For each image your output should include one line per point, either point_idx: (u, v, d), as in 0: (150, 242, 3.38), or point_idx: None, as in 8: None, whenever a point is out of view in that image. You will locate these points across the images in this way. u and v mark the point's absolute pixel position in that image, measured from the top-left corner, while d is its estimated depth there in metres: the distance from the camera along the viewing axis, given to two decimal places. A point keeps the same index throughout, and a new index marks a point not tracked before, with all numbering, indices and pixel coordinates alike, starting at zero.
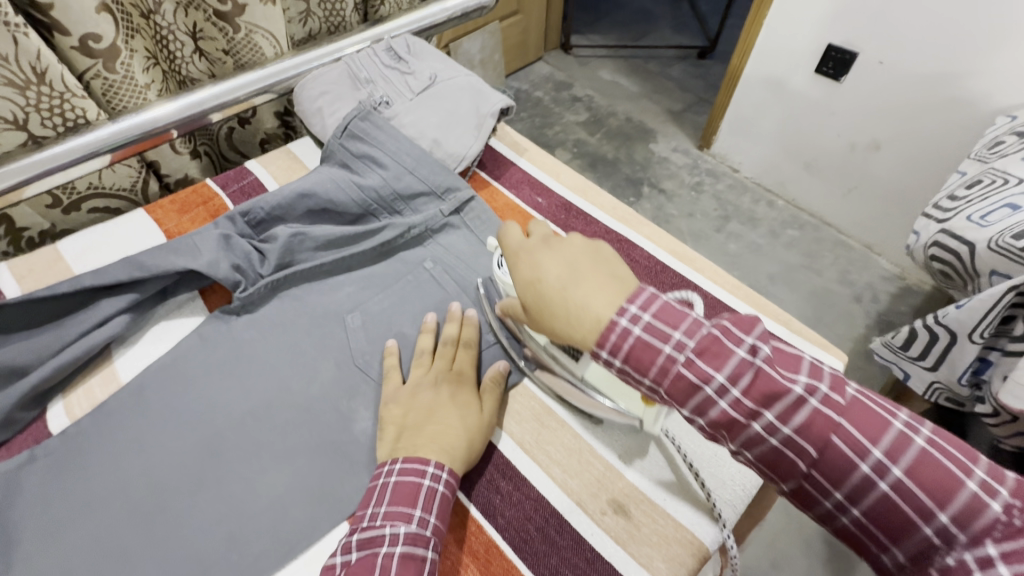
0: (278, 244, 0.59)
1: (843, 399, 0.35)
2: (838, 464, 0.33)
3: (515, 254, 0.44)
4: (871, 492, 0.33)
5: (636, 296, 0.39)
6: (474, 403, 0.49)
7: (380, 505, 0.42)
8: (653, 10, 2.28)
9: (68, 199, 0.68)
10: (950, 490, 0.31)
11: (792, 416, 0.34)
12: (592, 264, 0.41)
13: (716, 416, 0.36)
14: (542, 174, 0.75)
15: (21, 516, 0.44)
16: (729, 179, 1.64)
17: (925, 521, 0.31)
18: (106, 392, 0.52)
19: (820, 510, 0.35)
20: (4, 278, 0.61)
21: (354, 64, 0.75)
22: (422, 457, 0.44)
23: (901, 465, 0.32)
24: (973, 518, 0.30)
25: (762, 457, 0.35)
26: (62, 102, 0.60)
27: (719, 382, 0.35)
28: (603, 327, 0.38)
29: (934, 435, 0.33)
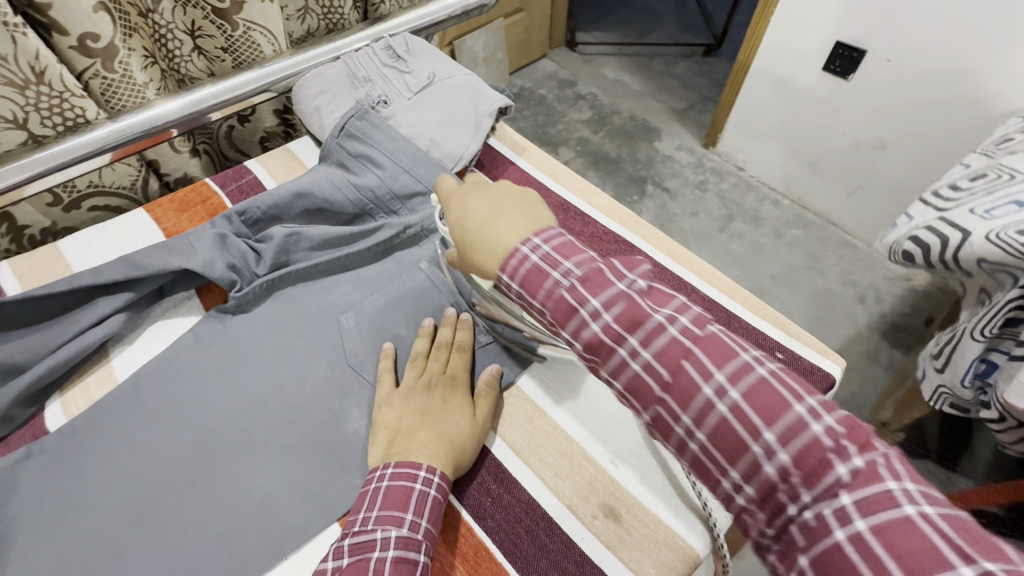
0: (274, 243, 0.59)
1: (752, 376, 0.33)
2: (733, 440, 0.32)
3: (450, 197, 0.48)
4: (762, 476, 0.31)
5: (553, 240, 0.40)
6: (467, 408, 0.49)
7: (371, 510, 0.41)
8: (659, 7, 2.26)
9: (69, 198, 0.68)
10: (827, 474, 0.29)
11: (695, 386, 0.33)
12: (512, 204, 0.45)
13: (629, 379, 0.36)
14: (540, 174, 0.75)
15: (16, 512, 0.45)
16: (734, 178, 1.62)
17: (808, 508, 0.29)
18: (102, 390, 0.53)
19: (720, 490, 0.34)
20: (5, 276, 0.61)
21: (353, 63, 0.75)
22: (414, 462, 0.44)
23: (792, 447, 0.30)
24: (875, 509, 0.27)
25: (668, 427, 0.35)
26: (62, 102, 0.60)
27: (630, 344, 0.35)
28: (506, 254, 0.41)
29: (842, 424, 0.30)
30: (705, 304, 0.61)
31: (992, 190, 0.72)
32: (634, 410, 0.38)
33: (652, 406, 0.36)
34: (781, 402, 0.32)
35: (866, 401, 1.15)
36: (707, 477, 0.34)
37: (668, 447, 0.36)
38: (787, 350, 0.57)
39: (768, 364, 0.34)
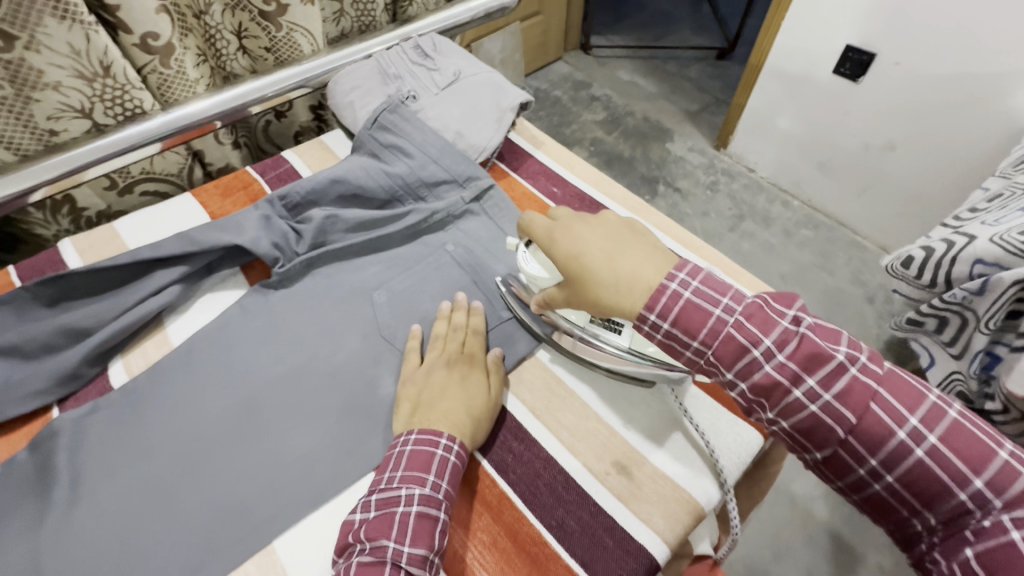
0: (313, 225, 0.64)
1: (882, 372, 0.40)
2: (876, 428, 0.38)
3: (548, 229, 0.50)
4: (909, 460, 0.38)
5: (682, 267, 0.45)
6: (484, 383, 0.53)
7: (397, 470, 0.45)
8: (673, 12, 2.30)
9: (123, 182, 0.74)
10: (979, 455, 0.36)
11: (834, 381, 0.39)
12: (632, 240, 0.48)
13: (759, 379, 0.41)
14: (558, 167, 0.79)
15: (87, 456, 0.50)
16: (745, 179, 1.66)
17: (961, 486, 0.36)
18: (159, 353, 0.58)
19: (853, 475, 0.40)
20: (67, 252, 0.67)
21: (384, 61, 0.80)
22: (436, 430, 0.48)
23: (936, 432, 0.38)
24: (988, 477, 0.36)
25: (800, 423, 0.40)
26: (123, 94, 0.66)
27: (766, 345, 0.41)
28: (653, 291, 0.44)
29: (963, 412, 0.39)
30: None
31: (1001, 206, 0.78)
32: (753, 409, 0.43)
33: (784, 403, 0.40)
34: (914, 394, 0.39)
35: None
36: (841, 466, 0.40)
37: (796, 442, 0.42)
38: None
39: (861, 363, 0.40)
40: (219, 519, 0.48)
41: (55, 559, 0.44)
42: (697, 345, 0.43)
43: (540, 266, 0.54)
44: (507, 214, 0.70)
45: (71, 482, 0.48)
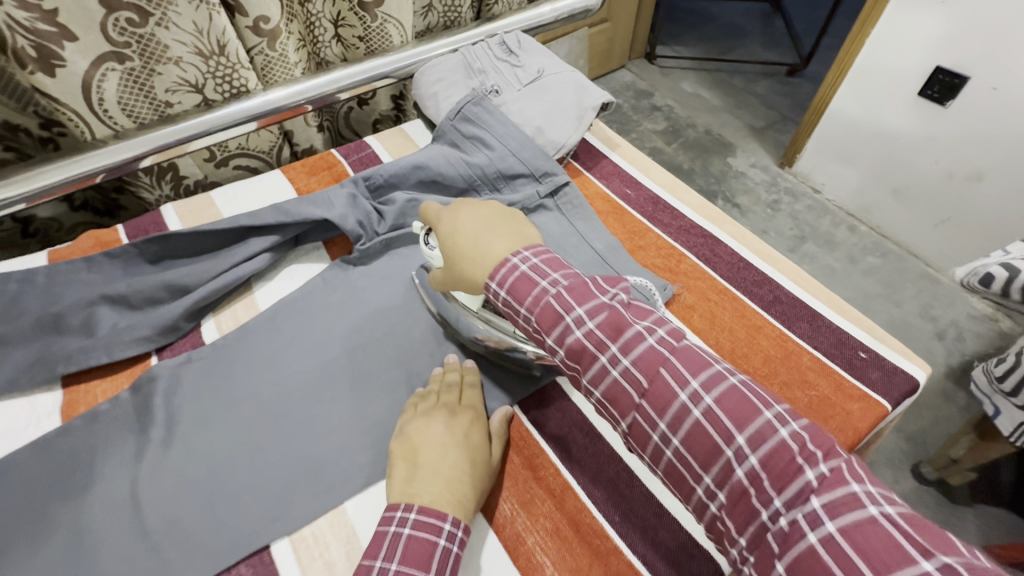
0: (396, 206, 0.67)
1: (678, 343, 0.40)
2: (663, 393, 0.37)
3: (440, 210, 0.52)
4: (718, 455, 0.35)
5: (534, 248, 0.46)
6: (484, 449, 0.48)
7: (390, 561, 0.39)
8: (744, 25, 2.25)
9: (221, 155, 0.79)
10: (750, 417, 0.35)
11: (632, 347, 0.39)
12: (503, 223, 0.49)
13: (573, 344, 0.41)
14: (632, 169, 0.79)
15: (181, 402, 0.54)
16: (809, 200, 1.60)
17: (727, 445, 0.35)
18: (248, 315, 0.62)
19: (650, 446, 0.38)
20: (169, 215, 0.72)
21: (470, 55, 0.82)
22: (439, 510, 0.42)
23: (713, 394, 0.36)
24: (787, 474, 0.32)
25: (608, 390, 0.40)
26: (233, 72, 0.71)
27: (612, 350, 0.39)
28: (496, 263, 0.45)
29: (790, 417, 0.35)
30: (789, 300, 0.63)
31: None
32: (574, 376, 0.43)
33: (593, 370, 0.40)
34: (701, 361, 0.38)
35: (938, 438, 1.11)
36: (640, 437, 0.39)
37: (606, 412, 0.41)
38: (870, 351, 0.58)
39: (660, 336, 0.40)
40: (294, 474, 0.50)
41: (148, 491, 0.48)
42: (523, 313, 0.42)
43: (440, 248, 0.55)
44: (580, 212, 0.70)
45: (166, 425, 0.52)
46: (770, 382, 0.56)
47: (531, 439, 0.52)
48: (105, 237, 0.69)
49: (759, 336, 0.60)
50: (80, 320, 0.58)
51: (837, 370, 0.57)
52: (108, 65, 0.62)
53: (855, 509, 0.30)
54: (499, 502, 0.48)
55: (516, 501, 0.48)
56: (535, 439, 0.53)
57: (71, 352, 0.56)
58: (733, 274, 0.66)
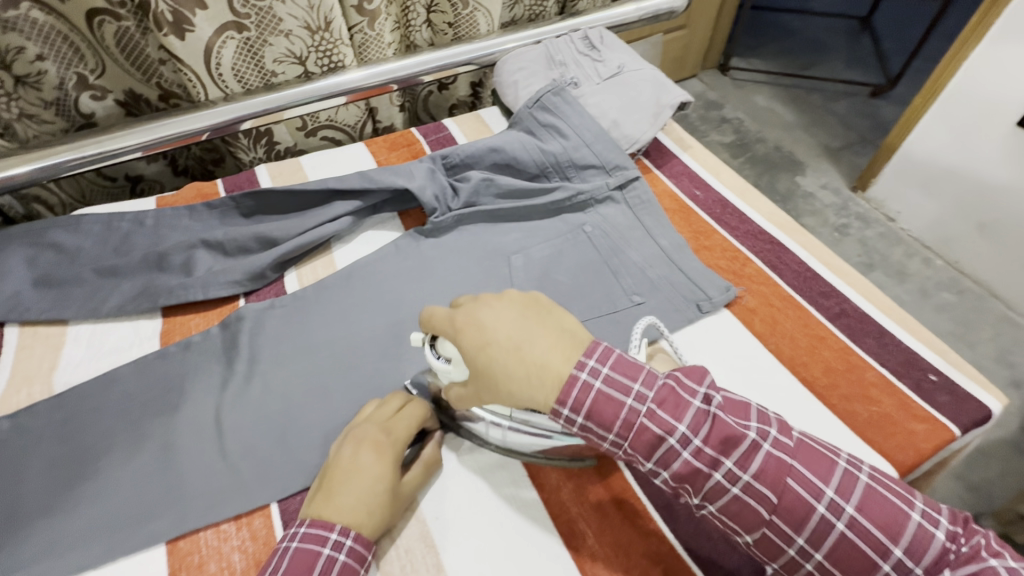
0: (470, 184, 0.70)
1: (791, 441, 0.39)
2: (795, 505, 0.37)
3: (450, 313, 0.42)
4: (873, 567, 0.36)
5: (592, 351, 0.40)
6: (393, 471, 0.45)
7: (274, 573, 0.39)
8: (826, 41, 2.16)
9: (311, 125, 0.85)
10: (897, 521, 0.36)
11: (749, 461, 0.38)
12: (535, 320, 0.41)
13: (678, 467, 0.38)
14: (703, 170, 0.79)
15: (263, 342, 0.58)
16: (881, 227, 1.53)
17: (883, 558, 0.36)
18: (326, 272, 0.66)
19: (784, 558, 0.38)
20: (262, 175, 0.78)
21: (553, 46, 0.84)
22: (327, 522, 0.41)
23: (852, 502, 0.37)
24: (925, 550, 0.35)
25: (726, 508, 0.38)
26: (333, 47, 0.76)
27: (681, 432, 0.38)
28: (564, 382, 0.39)
29: (871, 473, 0.39)
30: (857, 315, 0.61)
31: None
32: (676, 493, 0.40)
33: (708, 489, 0.38)
34: (822, 460, 0.39)
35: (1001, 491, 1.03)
36: (770, 548, 0.38)
37: (722, 524, 0.40)
38: (941, 375, 0.56)
39: (773, 438, 0.39)
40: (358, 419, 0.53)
41: (231, 416, 0.53)
42: (611, 439, 0.39)
43: (446, 359, 0.44)
44: (648, 208, 0.71)
45: (250, 360, 0.57)
46: (831, 393, 0.55)
47: None
48: (206, 190, 0.75)
49: (823, 347, 0.58)
50: (181, 260, 0.64)
51: (904, 390, 0.55)
52: (228, 33, 0.68)
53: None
54: (547, 471, 0.50)
55: (562, 471, 0.50)
56: None
57: (173, 287, 0.62)
58: (799, 284, 0.64)
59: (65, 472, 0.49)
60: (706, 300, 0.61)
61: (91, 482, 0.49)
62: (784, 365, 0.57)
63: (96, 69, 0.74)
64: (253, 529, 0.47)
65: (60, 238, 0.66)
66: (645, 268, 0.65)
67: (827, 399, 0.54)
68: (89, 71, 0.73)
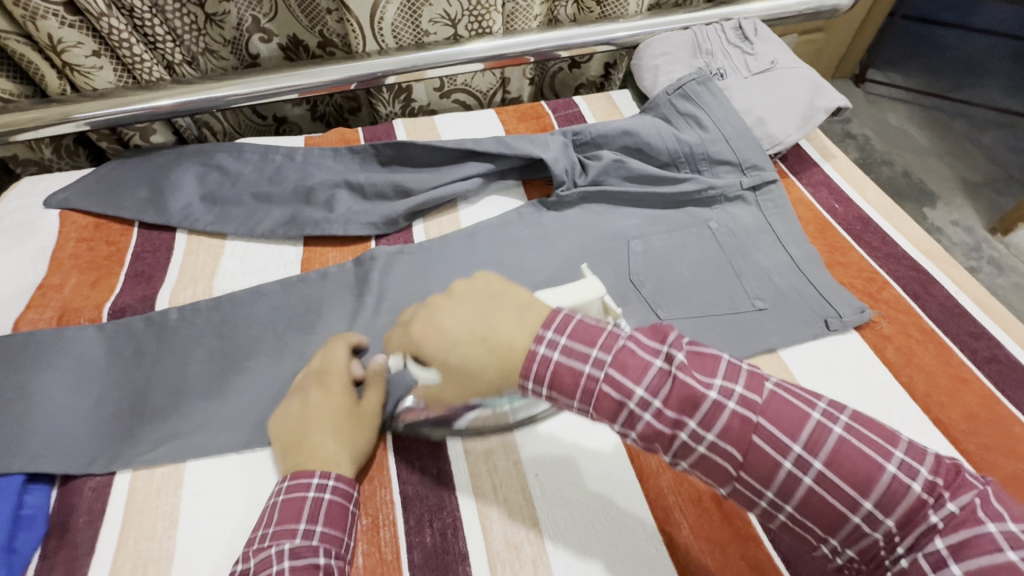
0: (601, 163, 0.69)
1: (763, 399, 0.37)
2: (765, 464, 0.36)
3: (407, 328, 0.43)
4: (843, 521, 0.35)
5: (551, 319, 0.40)
6: (346, 403, 0.49)
7: (268, 526, 0.41)
8: (986, 62, 1.93)
9: (448, 87, 0.88)
10: (864, 471, 0.34)
11: (715, 419, 0.36)
12: (488, 302, 0.42)
13: (644, 428, 0.37)
14: (845, 184, 0.74)
15: (390, 284, 0.62)
16: (1017, 278, 1.38)
17: (851, 509, 0.34)
18: (451, 229, 0.69)
19: (761, 510, 0.38)
20: (400, 129, 0.82)
21: (702, 34, 0.81)
22: (308, 471, 0.44)
23: (821, 457, 0.35)
24: (889, 500, 0.34)
25: (699, 466, 0.38)
26: (485, 13, 0.79)
27: (641, 394, 0.37)
28: (521, 357, 0.39)
29: (852, 422, 0.36)
30: (1009, 363, 0.56)
31: None
32: (650, 453, 0.39)
33: (676, 449, 0.37)
34: (797, 414, 0.37)
35: None
36: (745, 503, 0.38)
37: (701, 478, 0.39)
38: None
39: (738, 395, 0.37)
40: None
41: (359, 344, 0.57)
42: (576, 405, 0.39)
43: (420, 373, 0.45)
44: (781, 213, 0.68)
45: (378, 297, 0.61)
46: (968, 440, 0.51)
47: None
48: (349, 135, 0.80)
49: (963, 389, 0.54)
50: (325, 197, 0.70)
51: None
52: None
53: (993, 551, 0.31)
54: (647, 455, 0.50)
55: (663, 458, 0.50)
56: None
57: (317, 220, 0.67)
58: (945, 319, 0.59)
59: (219, 364, 0.56)
60: (836, 318, 0.58)
61: (239, 377, 0.55)
62: (916, 401, 0.53)
63: (269, 15, 0.79)
64: None
65: (225, 161, 0.74)
66: (771, 274, 0.63)
67: (962, 445, 0.50)
68: (263, 16, 0.79)
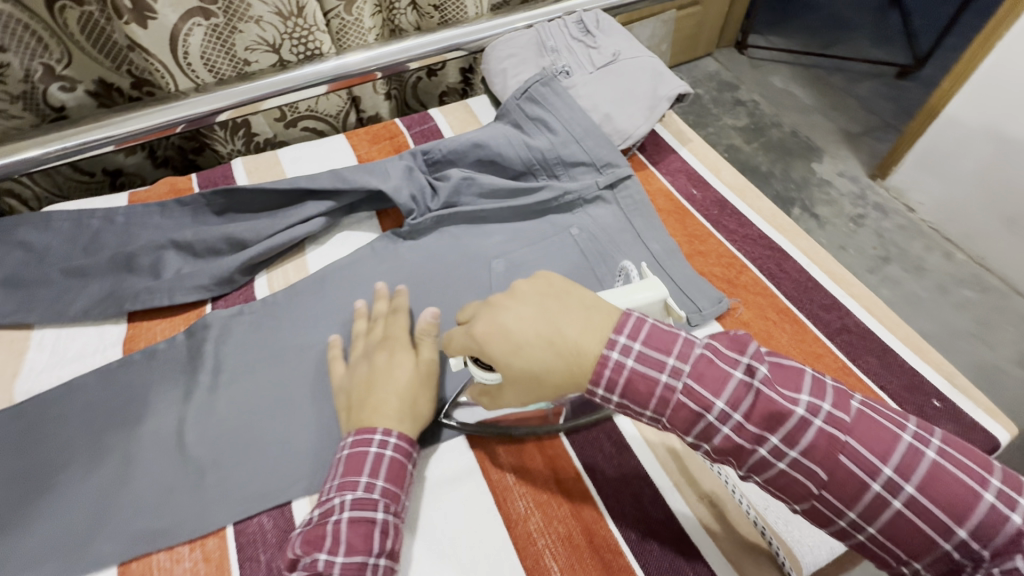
0: (450, 184, 0.66)
1: (850, 417, 0.35)
2: (851, 484, 0.34)
3: (469, 327, 0.40)
4: (868, 492, 0.34)
5: (622, 324, 0.38)
6: (408, 357, 0.49)
7: (332, 478, 0.43)
8: (851, 17, 2.04)
9: (291, 115, 0.82)
10: (966, 500, 0.32)
11: (799, 437, 0.35)
12: (557, 306, 0.39)
13: (674, 406, 0.36)
14: (702, 168, 0.74)
15: (228, 352, 0.56)
16: (901, 219, 1.45)
17: (875, 479, 0.34)
18: (298, 277, 0.63)
19: (792, 493, 0.36)
20: (238, 170, 0.75)
21: (544, 31, 0.78)
22: (370, 427, 0.45)
23: (913, 481, 0.33)
24: (912, 467, 0.34)
25: (723, 450, 0.36)
26: (308, 34, 0.72)
27: (672, 368, 0.36)
28: (594, 362, 0.37)
29: (945, 446, 0.34)
30: (859, 331, 0.57)
31: None
32: (676, 438, 0.38)
33: (704, 431, 0.36)
34: (886, 435, 0.35)
35: None
36: (773, 483, 0.36)
37: (724, 464, 0.37)
38: (946, 401, 0.53)
39: (763, 373, 0.36)
40: (324, 437, 0.51)
41: (194, 430, 0.51)
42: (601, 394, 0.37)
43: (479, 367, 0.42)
44: (639, 208, 0.66)
45: (213, 370, 0.55)
46: None
47: (557, 438, 0.51)
48: (180, 185, 0.72)
49: (818, 366, 0.55)
50: (149, 261, 0.62)
51: None
52: (195, 19, 0.64)
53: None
54: (514, 498, 0.47)
55: (532, 499, 0.47)
56: (556, 437, 0.51)
57: (138, 292, 0.60)
58: (799, 295, 0.60)
59: (25, 485, 0.48)
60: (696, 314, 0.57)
61: (48, 498, 0.48)
62: None
63: (63, 59, 0.70)
64: (206, 550, 0.46)
65: (29, 235, 0.64)
66: None
67: None
68: (56, 62, 0.70)
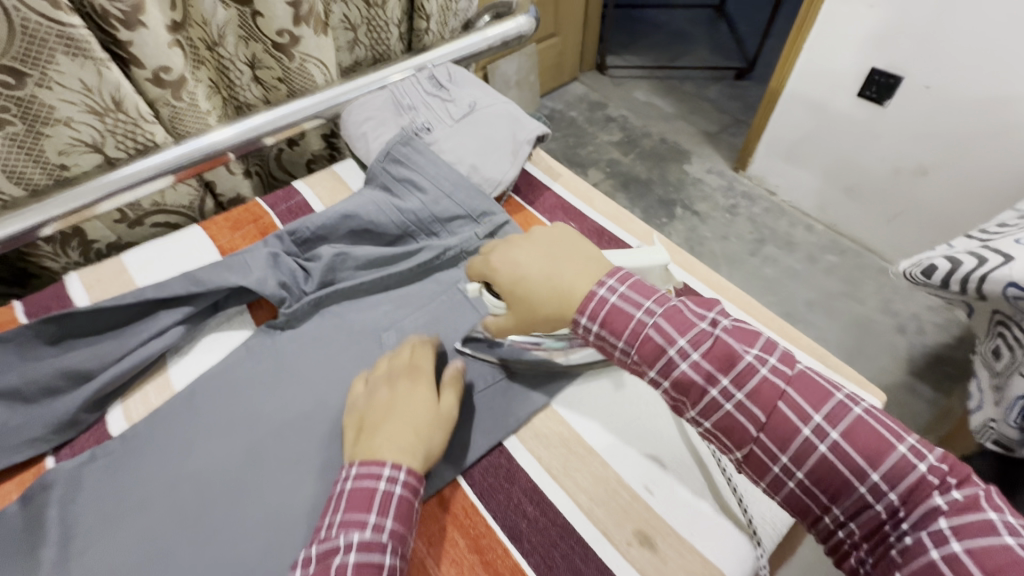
0: (323, 262, 0.62)
1: (793, 371, 0.39)
2: (785, 427, 0.38)
3: (485, 256, 0.49)
4: (850, 488, 0.36)
5: (614, 272, 0.44)
6: (431, 394, 0.49)
7: (336, 514, 0.41)
8: (690, 30, 2.28)
9: (134, 215, 0.74)
10: (883, 450, 0.35)
11: (746, 380, 0.39)
12: (563, 251, 0.46)
13: (679, 376, 0.40)
14: (575, 199, 0.76)
15: (81, 512, 0.48)
16: (765, 203, 1.62)
17: (859, 479, 0.35)
18: (161, 398, 0.56)
19: (769, 477, 0.39)
20: (74, 287, 0.65)
21: (398, 91, 0.78)
22: (379, 460, 0.43)
23: (839, 429, 0.37)
24: (901, 478, 0.35)
25: (719, 423, 0.40)
26: (135, 128, 0.65)
27: (681, 344, 0.40)
28: (582, 296, 0.43)
29: (870, 407, 0.38)
30: None
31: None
32: (678, 407, 0.42)
33: (703, 403, 0.40)
34: (881, 442, 0.36)
35: None
36: (757, 466, 0.39)
37: (716, 441, 0.41)
38: None
39: (772, 363, 0.39)
40: None
41: None
42: (621, 347, 0.41)
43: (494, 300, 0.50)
44: None
45: (61, 540, 0.46)
46: None
47: (479, 516, 0.48)
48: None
49: None
50: None
51: None
52: None
53: (989, 535, 0.32)
54: None
55: None
56: (478, 513, 0.48)
57: None
58: None
59: None
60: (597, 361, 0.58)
61: None
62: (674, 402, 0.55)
63: None
64: None
65: None
66: None
67: None
68: None
